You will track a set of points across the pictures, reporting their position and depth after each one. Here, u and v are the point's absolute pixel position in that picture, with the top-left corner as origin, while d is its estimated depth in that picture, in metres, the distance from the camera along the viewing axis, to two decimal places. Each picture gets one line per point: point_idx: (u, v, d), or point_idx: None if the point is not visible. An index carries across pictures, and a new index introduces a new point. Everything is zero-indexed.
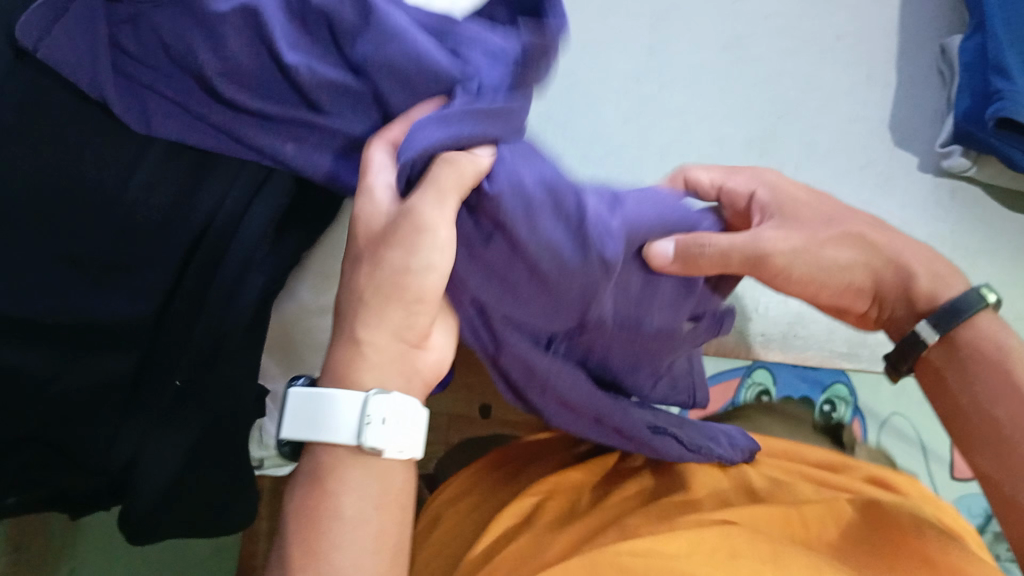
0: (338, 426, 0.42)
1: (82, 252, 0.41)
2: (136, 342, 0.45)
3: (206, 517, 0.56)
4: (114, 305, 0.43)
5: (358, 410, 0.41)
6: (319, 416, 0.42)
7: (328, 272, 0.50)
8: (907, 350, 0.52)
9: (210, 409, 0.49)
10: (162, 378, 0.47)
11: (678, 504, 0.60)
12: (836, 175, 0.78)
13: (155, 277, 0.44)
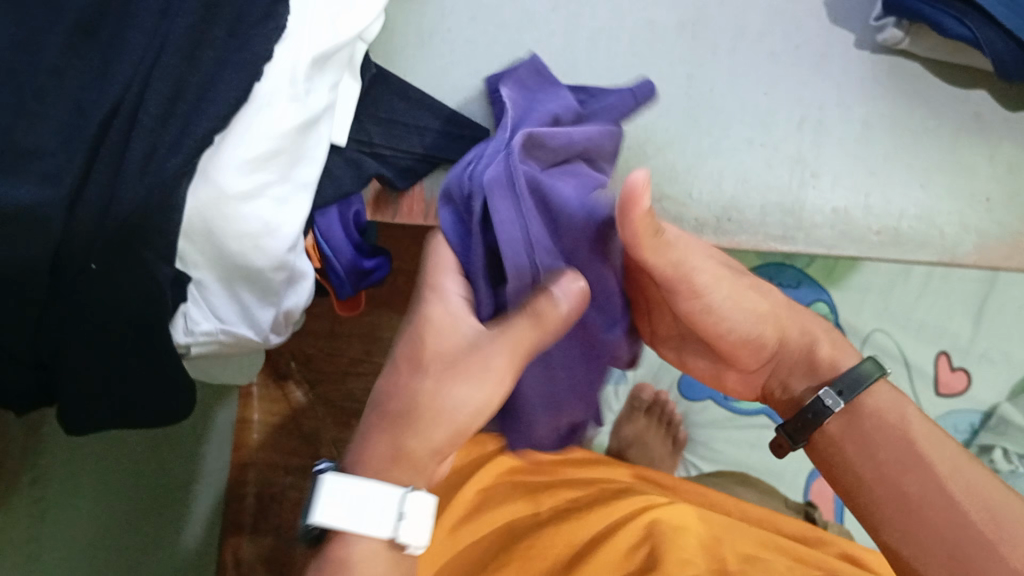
0: (364, 521, 0.42)
1: (18, 133, 0.45)
2: (52, 228, 0.46)
3: (123, 408, 0.57)
4: (15, 188, 0.44)
5: (398, 504, 0.43)
6: (366, 506, 0.42)
7: (285, 149, 0.52)
8: (808, 423, 0.51)
9: (121, 296, 0.50)
10: (73, 262, 0.48)
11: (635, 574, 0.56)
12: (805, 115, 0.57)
13: (62, 163, 0.46)
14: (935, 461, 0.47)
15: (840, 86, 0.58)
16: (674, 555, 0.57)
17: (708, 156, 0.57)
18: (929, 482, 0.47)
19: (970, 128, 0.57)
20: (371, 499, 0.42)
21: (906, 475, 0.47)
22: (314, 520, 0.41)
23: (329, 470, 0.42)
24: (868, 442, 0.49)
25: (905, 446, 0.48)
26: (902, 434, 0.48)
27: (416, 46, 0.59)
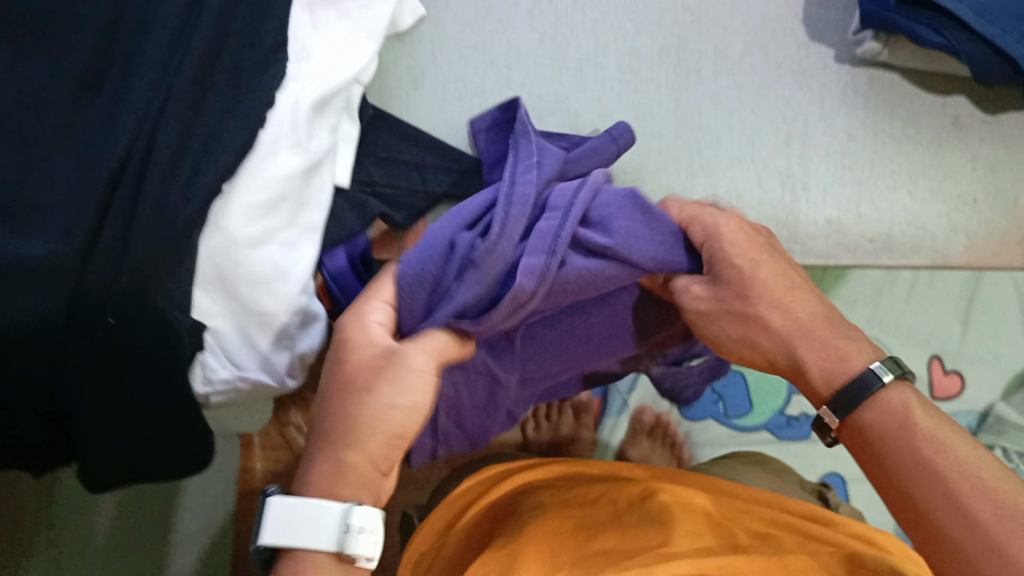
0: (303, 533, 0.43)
1: (27, 189, 0.46)
2: (68, 278, 0.47)
3: (145, 463, 0.57)
4: (33, 245, 0.46)
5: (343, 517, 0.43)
6: (313, 518, 0.43)
7: (287, 195, 0.54)
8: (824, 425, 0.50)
9: (143, 347, 0.51)
10: (93, 316, 0.49)
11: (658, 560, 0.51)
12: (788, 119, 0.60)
13: (74, 220, 0.47)
14: (942, 469, 0.43)
15: (821, 97, 0.60)
16: (683, 524, 0.56)
17: (700, 175, 0.59)
18: (944, 490, 0.43)
19: (950, 135, 0.60)
20: (305, 512, 0.43)
21: (921, 479, 0.44)
22: (263, 541, 0.43)
23: (273, 494, 0.43)
24: (879, 439, 0.47)
25: (902, 436, 0.46)
26: (900, 423, 0.46)
27: (409, 87, 0.61)
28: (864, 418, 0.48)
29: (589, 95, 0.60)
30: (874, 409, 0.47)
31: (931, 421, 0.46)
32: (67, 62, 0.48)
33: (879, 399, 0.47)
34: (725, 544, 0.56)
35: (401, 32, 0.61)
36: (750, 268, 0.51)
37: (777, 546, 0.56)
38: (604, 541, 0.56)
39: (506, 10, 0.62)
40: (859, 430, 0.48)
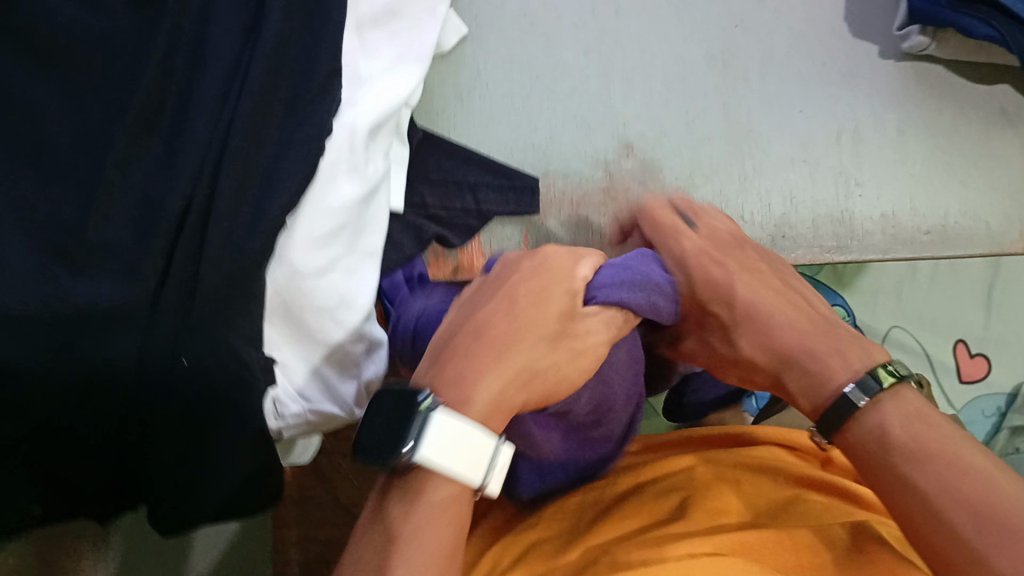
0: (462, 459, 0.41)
1: (91, 229, 0.45)
2: (136, 320, 0.46)
3: (216, 501, 0.55)
4: (95, 285, 0.44)
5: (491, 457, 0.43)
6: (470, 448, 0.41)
7: (351, 221, 0.53)
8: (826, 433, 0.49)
9: (207, 384, 0.49)
10: (161, 356, 0.48)
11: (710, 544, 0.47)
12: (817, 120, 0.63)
13: (139, 256, 0.46)
14: (921, 482, 0.43)
15: (867, 92, 0.64)
16: (705, 504, 0.53)
17: (754, 176, 0.62)
18: (925, 501, 0.43)
19: (998, 122, 0.66)
20: (466, 438, 0.41)
21: (902, 490, 0.44)
22: (419, 456, 0.40)
23: (436, 408, 0.41)
24: (864, 454, 0.46)
25: (883, 453, 0.45)
26: (880, 438, 0.46)
27: (456, 105, 0.62)
28: (856, 432, 0.47)
29: (638, 104, 0.63)
30: (861, 423, 0.47)
31: (911, 431, 0.45)
32: (128, 100, 0.47)
33: (861, 418, 0.47)
34: (749, 514, 0.53)
35: (445, 52, 0.62)
36: (727, 306, 0.53)
37: (804, 517, 0.52)
38: (620, 517, 0.53)
39: (551, 25, 0.64)
40: (850, 446, 0.47)
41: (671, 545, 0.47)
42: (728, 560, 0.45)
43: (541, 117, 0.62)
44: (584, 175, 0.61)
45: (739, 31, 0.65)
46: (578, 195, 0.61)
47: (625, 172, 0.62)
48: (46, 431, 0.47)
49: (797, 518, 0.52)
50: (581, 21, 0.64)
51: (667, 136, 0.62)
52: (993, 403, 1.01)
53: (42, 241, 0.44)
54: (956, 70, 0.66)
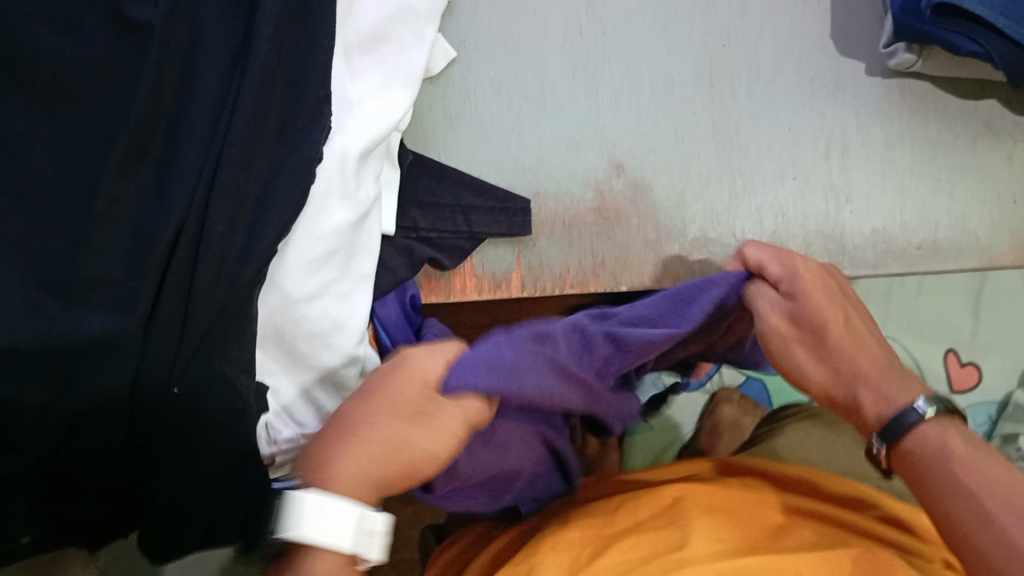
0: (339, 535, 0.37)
1: (85, 263, 0.45)
2: (131, 352, 0.47)
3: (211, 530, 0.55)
4: (91, 320, 0.45)
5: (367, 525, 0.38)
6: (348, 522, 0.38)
7: (342, 245, 0.53)
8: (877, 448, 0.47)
9: (203, 413, 0.49)
10: (156, 388, 0.48)
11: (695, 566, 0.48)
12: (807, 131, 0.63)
13: (134, 289, 0.46)
14: (972, 486, 0.42)
15: (855, 109, 0.65)
16: (704, 530, 0.52)
17: (744, 193, 0.63)
18: (974, 505, 0.41)
19: (985, 136, 0.66)
20: (337, 516, 0.37)
21: (954, 495, 0.42)
22: (287, 537, 0.37)
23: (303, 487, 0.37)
24: (908, 468, 0.45)
25: (940, 461, 0.44)
26: (939, 452, 0.44)
27: (446, 128, 0.62)
28: (907, 447, 0.45)
29: (627, 124, 0.63)
30: (915, 439, 0.45)
31: (974, 451, 0.43)
32: (114, 129, 0.46)
33: (918, 433, 0.45)
34: (752, 541, 0.52)
35: (433, 74, 0.62)
36: (797, 309, 0.49)
37: (801, 542, 0.52)
38: (619, 551, 0.51)
39: (538, 45, 0.64)
40: (906, 461, 0.45)
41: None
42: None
43: (530, 137, 0.62)
44: (575, 196, 0.62)
45: (725, 49, 0.65)
46: (570, 214, 0.61)
47: (616, 192, 0.62)
48: (51, 465, 0.48)
49: (794, 545, 0.51)
50: (568, 41, 0.64)
51: (657, 152, 0.63)
52: (985, 410, 0.97)
53: (36, 277, 0.44)
54: (946, 87, 0.66)
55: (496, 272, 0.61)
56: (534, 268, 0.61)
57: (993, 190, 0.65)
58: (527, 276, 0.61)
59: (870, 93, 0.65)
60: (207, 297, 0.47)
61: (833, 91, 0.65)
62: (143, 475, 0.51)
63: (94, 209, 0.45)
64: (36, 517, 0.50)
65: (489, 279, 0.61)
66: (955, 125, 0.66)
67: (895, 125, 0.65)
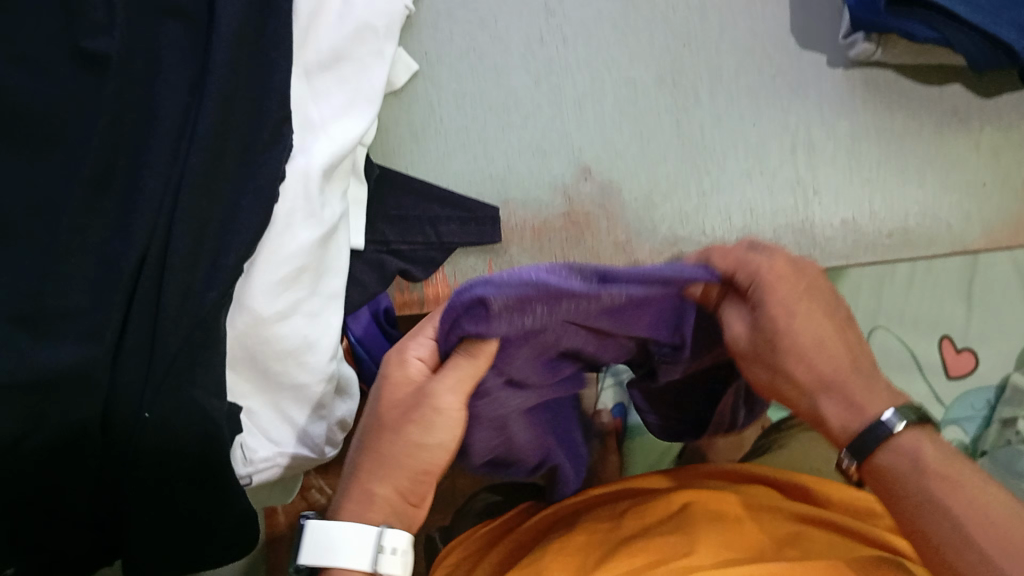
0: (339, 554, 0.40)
1: (51, 296, 0.45)
2: (103, 379, 0.47)
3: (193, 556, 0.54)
4: (60, 350, 0.45)
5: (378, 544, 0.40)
6: (343, 539, 0.40)
7: (309, 264, 0.52)
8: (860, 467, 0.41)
9: (178, 441, 0.49)
10: (128, 413, 0.48)
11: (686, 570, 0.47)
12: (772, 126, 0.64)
13: (104, 318, 0.46)
14: (950, 508, 0.38)
15: (821, 101, 0.65)
16: (711, 539, 0.51)
17: (712, 192, 0.63)
18: (952, 530, 0.37)
19: (952, 123, 0.65)
20: (344, 536, 0.40)
21: (926, 517, 0.38)
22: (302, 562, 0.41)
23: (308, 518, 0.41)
24: (889, 486, 0.40)
25: (915, 479, 0.39)
26: (913, 466, 0.39)
27: (412, 143, 0.63)
28: (882, 459, 0.40)
29: (591, 132, 0.63)
30: (889, 451, 0.40)
31: (939, 461, 0.39)
32: (78, 160, 0.46)
33: (891, 444, 0.40)
34: (757, 548, 0.51)
35: (397, 88, 0.63)
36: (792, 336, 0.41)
37: (805, 549, 0.50)
38: (624, 557, 0.50)
39: (500, 57, 0.64)
40: (878, 474, 0.40)
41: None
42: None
43: (495, 148, 0.63)
44: (542, 202, 0.62)
45: (687, 53, 0.65)
46: (539, 221, 0.62)
47: (583, 196, 0.62)
48: (26, 498, 0.48)
49: (800, 553, 0.49)
50: (527, 53, 0.64)
51: (623, 155, 0.63)
52: (983, 396, 0.92)
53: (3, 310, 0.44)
54: (909, 74, 0.66)
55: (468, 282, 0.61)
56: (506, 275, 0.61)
57: (962, 176, 0.65)
58: None
59: (834, 85, 0.65)
60: (171, 321, 0.47)
61: (797, 86, 0.65)
62: (121, 505, 0.51)
63: (60, 241, 0.45)
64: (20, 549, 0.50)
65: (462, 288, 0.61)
66: (920, 112, 0.66)
67: (861, 116, 0.65)
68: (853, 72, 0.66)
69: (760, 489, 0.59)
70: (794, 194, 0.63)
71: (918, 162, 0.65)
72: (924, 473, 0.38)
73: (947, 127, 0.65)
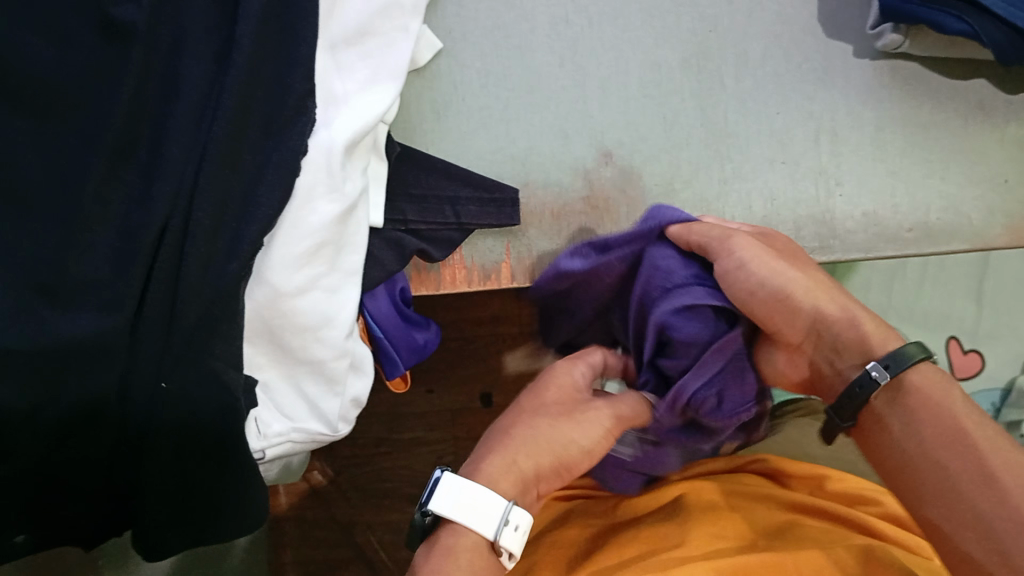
0: (473, 511, 0.42)
1: (72, 265, 0.45)
2: (119, 352, 0.46)
3: (204, 531, 0.54)
4: (77, 321, 0.45)
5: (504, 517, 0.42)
6: (484, 500, 0.43)
7: (329, 240, 0.52)
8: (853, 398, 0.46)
9: (195, 416, 0.49)
10: (145, 386, 0.48)
11: (678, 559, 0.48)
12: (794, 117, 0.65)
13: (122, 290, 0.46)
14: (948, 438, 0.42)
15: (843, 93, 0.65)
16: (702, 528, 0.51)
17: (732, 180, 0.64)
18: (958, 467, 0.41)
19: (976, 117, 0.66)
20: (477, 494, 0.43)
21: (938, 453, 0.42)
22: (432, 508, 0.43)
23: (446, 471, 0.44)
24: (894, 421, 0.44)
25: (931, 411, 0.43)
26: (934, 400, 0.44)
27: (432, 121, 0.63)
28: (906, 387, 0.45)
29: (613, 116, 0.64)
30: (915, 383, 0.44)
31: (963, 405, 0.43)
32: (101, 129, 0.46)
33: (912, 376, 0.45)
34: (749, 538, 0.51)
35: (419, 66, 0.62)
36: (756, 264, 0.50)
37: (799, 537, 0.50)
38: (614, 552, 0.50)
39: (524, 37, 0.64)
40: (900, 400, 0.45)
41: (671, 571, 0.46)
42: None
43: (517, 129, 0.63)
44: (563, 186, 0.63)
45: (713, 37, 0.66)
46: (559, 205, 0.63)
47: (605, 180, 0.63)
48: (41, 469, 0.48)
49: (794, 540, 0.50)
50: (553, 34, 0.65)
51: (644, 141, 0.64)
52: (990, 398, 0.90)
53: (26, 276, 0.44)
54: (932, 65, 0.66)
55: (484, 263, 0.62)
56: (523, 257, 0.62)
57: (977, 168, 0.66)
58: (517, 267, 0.62)
59: (856, 77, 0.66)
60: (195, 292, 0.47)
61: (820, 77, 0.66)
62: (134, 477, 0.51)
63: (80, 209, 0.45)
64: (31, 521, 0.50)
65: (478, 269, 0.62)
66: (940, 106, 0.66)
67: (883, 108, 0.66)
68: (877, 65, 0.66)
69: (758, 479, 0.60)
70: (814, 182, 0.64)
71: (936, 155, 0.65)
72: (918, 403, 0.44)
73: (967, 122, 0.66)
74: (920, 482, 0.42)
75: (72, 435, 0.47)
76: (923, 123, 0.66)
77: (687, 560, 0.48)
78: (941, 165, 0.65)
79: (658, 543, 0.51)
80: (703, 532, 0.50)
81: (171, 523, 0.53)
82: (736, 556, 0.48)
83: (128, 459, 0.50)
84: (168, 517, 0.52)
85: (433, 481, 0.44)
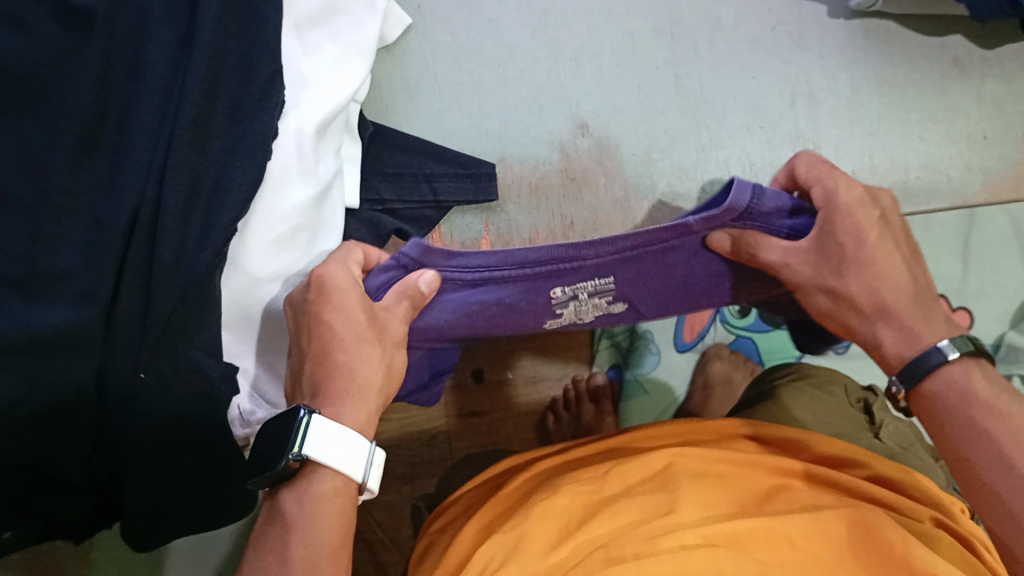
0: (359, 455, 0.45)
1: (43, 259, 0.43)
2: (94, 339, 0.45)
3: (184, 515, 0.54)
4: (52, 313, 0.43)
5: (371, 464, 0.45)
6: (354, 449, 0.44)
7: (304, 223, 0.52)
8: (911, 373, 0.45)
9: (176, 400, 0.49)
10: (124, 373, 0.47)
11: (667, 529, 0.47)
12: (761, 86, 0.71)
13: (95, 279, 0.45)
14: (991, 433, 0.42)
15: (820, 55, 0.72)
16: (696, 494, 0.50)
17: (711, 146, 0.70)
18: (992, 451, 0.42)
19: (953, 73, 0.75)
20: (347, 439, 0.43)
21: (971, 441, 0.43)
22: (308, 453, 0.41)
23: (316, 414, 0.42)
24: (938, 405, 0.45)
25: (962, 405, 0.44)
26: (962, 395, 0.44)
27: (407, 99, 0.66)
28: (931, 387, 0.45)
29: (588, 88, 0.69)
30: (940, 379, 0.45)
31: (992, 391, 0.43)
32: (63, 117, 0.44)
33: (943, 373, 0.45)
34: (741, 506, 0.51)
35: (389, 42, 0.65)
36: (856, 242, 0.46)
37: (790, 505, 0.50)
38: (610, 515, 0.50)
39: (494, 11, 0.68)
40: (927, 400, 0.45)
41: (663, 539, 0.46)
42: (725, 556, 0.45)
43: (491, 104, 0.67)
44: (541, 159, 0.67)
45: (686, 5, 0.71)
46: (536, 177, 0.67)
47: (581, 152, 0.68)
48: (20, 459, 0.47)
49: (783, 508, 0.50)
50: (524, 6, 0.69)
51: (620, 110, 0.69)
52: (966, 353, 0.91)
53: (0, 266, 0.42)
54: (910, 24, 0.74)
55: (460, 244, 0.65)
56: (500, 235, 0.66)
57: (927, 116, 0.74)
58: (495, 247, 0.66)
59: (816, 44, 0.72)
60: (180, 273, 0.47)
61: (781, 45, 0.72)
62: (116, 463, 0.50)
63: (49, 202, 0.43)
64: (13, 518, 0.50)
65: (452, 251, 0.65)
66: (890, 64, 0.74)
67: (828, 67, 0.72)
68: (832, 32, 0.73)
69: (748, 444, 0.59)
70: (778, 138, 0.71)
71: (888, 111, 0.73)
72: (960, 394, 0.44)
73: (917, 78, 0.74)
74: (967, 474, 0.43)
75: (55, 422, 0.46)
76: (870, 77, 0.73)
77: (673, 530, 0.47)
78: (899, 120, 0.73)
79: (645, 510, 0.50)
80: (692, 500, 0.50)
81: (150, 510, 0.52)
82: (721, 524, 0.47)
83: (109, 444, 0.50)
84: (149, 504, 0.52)
85: (301, 425, 0.42)
